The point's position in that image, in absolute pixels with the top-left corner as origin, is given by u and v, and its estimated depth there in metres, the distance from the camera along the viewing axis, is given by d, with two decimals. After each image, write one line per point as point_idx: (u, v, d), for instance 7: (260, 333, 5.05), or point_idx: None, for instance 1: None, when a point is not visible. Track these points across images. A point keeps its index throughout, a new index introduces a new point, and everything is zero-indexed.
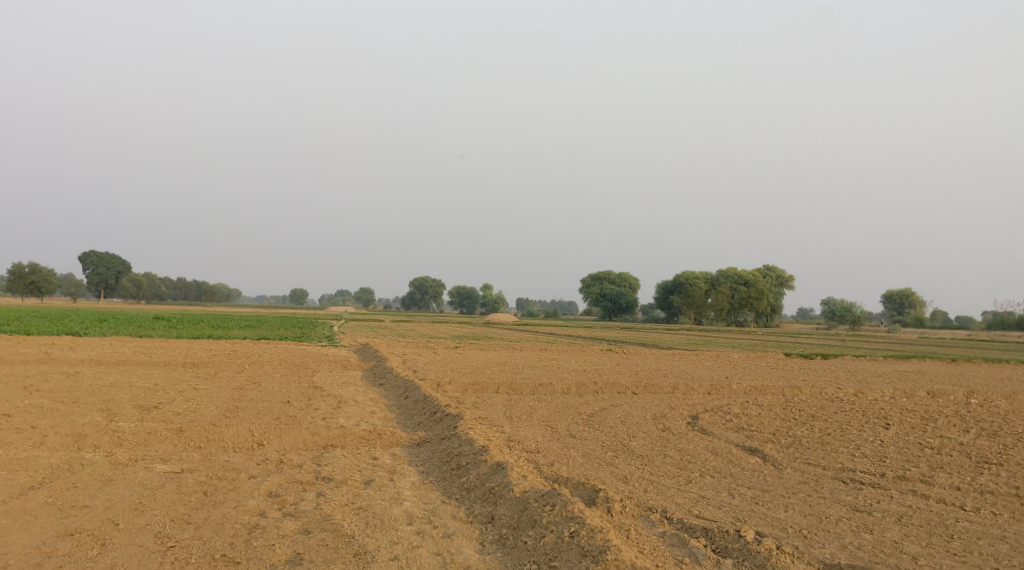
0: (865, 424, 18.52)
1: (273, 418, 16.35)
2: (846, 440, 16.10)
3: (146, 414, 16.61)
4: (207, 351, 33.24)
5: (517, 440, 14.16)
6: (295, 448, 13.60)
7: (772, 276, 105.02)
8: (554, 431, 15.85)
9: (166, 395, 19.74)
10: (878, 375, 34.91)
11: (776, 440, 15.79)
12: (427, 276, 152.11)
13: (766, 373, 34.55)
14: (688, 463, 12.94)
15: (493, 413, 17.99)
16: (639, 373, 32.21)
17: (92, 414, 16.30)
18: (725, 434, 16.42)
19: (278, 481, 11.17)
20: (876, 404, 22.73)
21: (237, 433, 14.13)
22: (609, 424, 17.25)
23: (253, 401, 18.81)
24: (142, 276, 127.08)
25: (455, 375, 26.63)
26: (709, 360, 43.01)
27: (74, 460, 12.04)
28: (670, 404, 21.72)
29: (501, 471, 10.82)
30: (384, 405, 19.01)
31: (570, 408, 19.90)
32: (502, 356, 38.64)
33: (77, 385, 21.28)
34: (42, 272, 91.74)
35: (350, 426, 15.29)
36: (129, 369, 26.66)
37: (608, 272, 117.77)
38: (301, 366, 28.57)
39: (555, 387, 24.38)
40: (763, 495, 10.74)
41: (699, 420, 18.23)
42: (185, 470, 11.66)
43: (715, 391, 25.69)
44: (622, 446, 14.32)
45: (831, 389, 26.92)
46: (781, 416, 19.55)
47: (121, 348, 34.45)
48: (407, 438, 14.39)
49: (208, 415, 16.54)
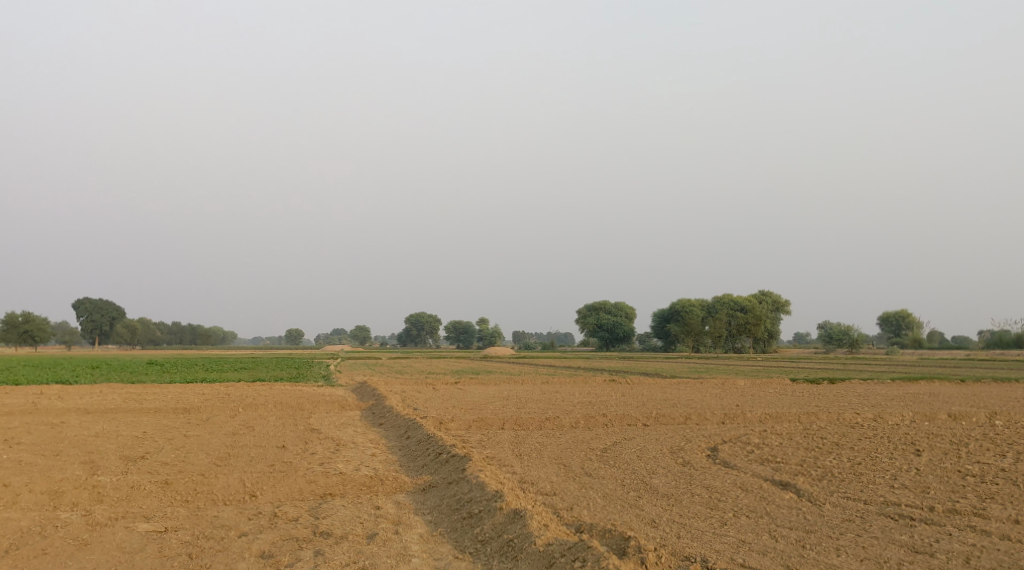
0: (894, 451, 17.52)
1: (267, 465, 15.28)
2: (878, 470, 15.07)
3: (131, 466, 15.54)
4: (199, 395, 32.10)
5: (531, 481, 13.14)
6: (292, 498, 12.58)
7: (769, 301, 104.22)
8: (568, 470, 14.82)
9: (154, 444, 18.66)
10: (890, 399, 33.86)
11: (806, 472, 14.76)
12: (423, 313, 151.66)
13: (777, 400, 33.49)
14: (719, 503, 11.90)
15: (501, 452, 16.93)
16: (647, 403, 31.18)
17: (74, 468, 15.24)
18: (750, 467, 15.42)
19: (273, 538, 10.13)
20: (900, 429, 21.69)
21: (227, 484, 13.07)
22: (625, 460, 16.24)
23: (246, 447, 17.75)
24: (137, 322, 125.87)
25: (456, 412, 25.54)
26: (714, 388, 41.96)
27: (47, 522, 11.02)
28: (684, 435, 20.66)
29: (519, 520, 9.80)
30: (385, 447, 17.97)
31: (581, 444, 18.87)
32: (504, 390, 37.57)
33: (62, 436, 20.19)
34: (37, 321, 90.43)
35: (350, 472, 14.23)
36: (118, 416, 25.53)
37: (604, 303, 117.40)
38: (298, 407, 27.48)
39: (563, 421, 23.34)
40: (809, 537, 9.71)
41: (720, 453, 17.22)
42: (170, 529, 10.63)
43: (729, 420, 24.67)
44: (644, 484, 13.30)
45: (849, 415, 25.88)
46: (804, 445, 18.52)
47: (110, 395, 33.28)
48: (411, 482, 13.37)
49: (199, 465, 15.51)
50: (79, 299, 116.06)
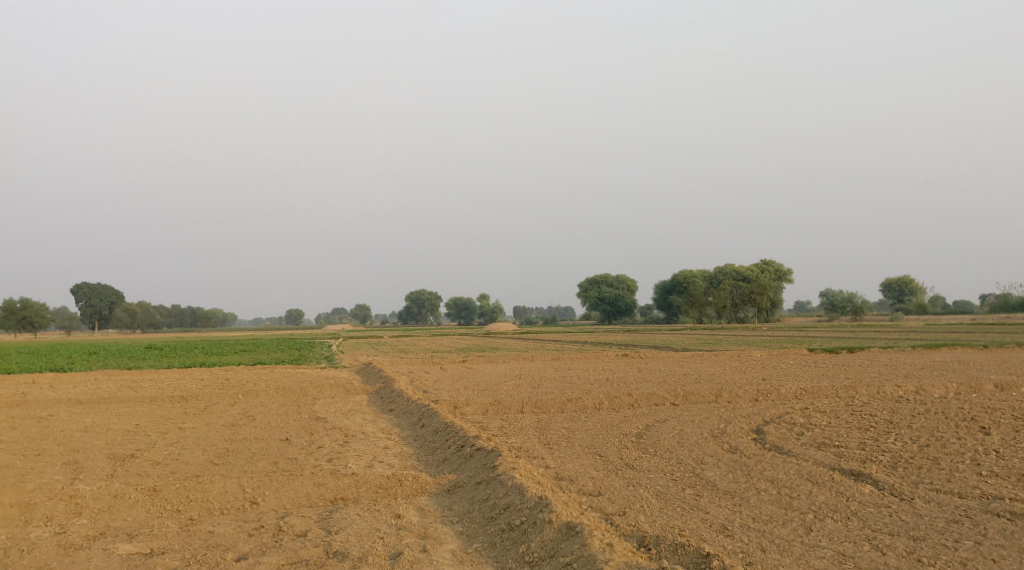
0: (958, 429, 15.93)
1: (269, 463, 13.73)
2: (954, 453, 13.43)
3: (118, 467, 13.98)
4: (197, 381, 30.39)
5: (569, 478, 11.57)
6: (299, 506, 11.03)
7: (771, 271, 102.49)
8: (606, 463, 13.16)
9: (146, 439, 17.09)
10: (920, 369, 32.21)
11: (875, 458, 13.14)
12: (422, 289, 150.34)
13: (802, 373, 31.85)
14: (793, 501, 10.29)
15: (527, 441, 15.32)
16: (668, 380, 29.58)
17: (57, 470, 13.71)
18: (808, 452, 13.86)
19: (278, 562, 8.62)
20: (951, 403, 20.10)
21: (224, 489, 11.46)
22: (665, 447, 14.69)
23: (246, 441, 16.17)
24: (137, 307, 124.26)
25: (470, 395, 23.90)
26: (732, 361, 40.47)
27: (14, 545, 9.56)
28: (721, 415, 19.04)
29: (576, 538, 8.26)
30: (399, 438, 16.34)
31: (611, 428, 17.29)
32: (515, 369, 36.03)
33: (46, 432, 18.64)
34: (36, 306, 88.67)
35: (362, 471, 12.54)
36: (110, 408, 23.90)
37: (606, 277, 115.74)
38: (301, 393, 25.85)
39: (585, 402, 21.76)
40: (921, 548, 8.16)
41: (768, 436, 15.59)
42: (157, 551, 9.15)
43: (761, 397, 23.08)
44: (698, 478, 11.69)
45: (888, 388, 24.25)
46: (856, 425, 16.96)
47: (104, 383, 31.63)
48: (433, 482, 11.76)
49: (194, 464, 13.89)
50: (77, 284, 114.20)
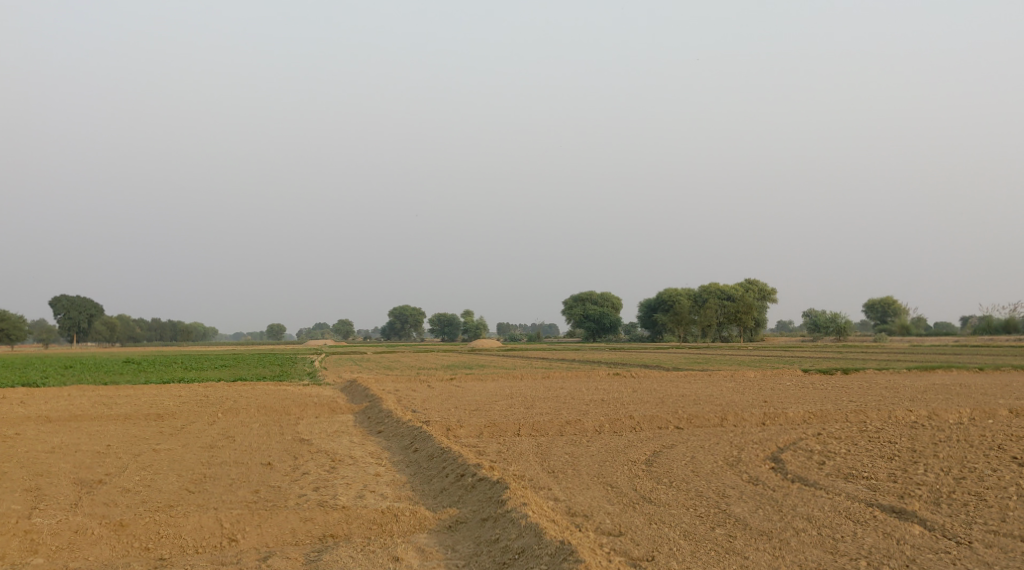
0: (989, 460, 14.89)
1: (250, 492, 12.50)
2: (996, 488, 12.37)
3: (84, 495, 12.69)
4: (173, 398, 28.92)
5: (584, 515, 10.44)
6: (284, 545, 9.88)
7: (755, 290, 101.89)
8: (620, 495, 12.04)
9: (117, 462, 15.78)
10: (920, 391, 31.23)
11: (913, 492, 12.10)
12: (406, 305, 149.16)
13: (802, 394, 30.78)
14: (838, 543, 9.25)
15: (529, 469, 14.12)
16: (665, 400, 28.46)
17: (15, 499, 12.41)
18: (837, 484, 12.79)
19: None
20: (971, 429, 19.03)
21: (199, 524, 10.22)
22: (680, 477, 13.54)
23: (224, 465, 14.92)
24: (117, 320, 121.99)
25: (461, 416, 22.63)
26: (725, 381, 39.42)
27: None
28: (730, 441, 17.93)
29: None
30: (391, 464, 15.15)
31: (617, 454, 16.14)
32: (505, 387, 34.78)
33: (8, 453, 17.25)
34: (12, 319, 86.55)
35: (353, 503, 11.34)
36: (81, 426, 22.44)
37: (591, 294, 114.87)
38: (285, 413, 24.49)
39: (585, 425, 20.57)
40: None
41: (788, 466, 14.53)
42: None
43: (769, 421, 22.01)
44: (727, 515, 10.60)
45: (898, 412, 23.19)
46: (878, 453, 15.88)
47: (76, 400, 30.05)
48: (433, 517, 10.62)
49: (167, 493, 12.66)
50: (56, 296, 111.87)
